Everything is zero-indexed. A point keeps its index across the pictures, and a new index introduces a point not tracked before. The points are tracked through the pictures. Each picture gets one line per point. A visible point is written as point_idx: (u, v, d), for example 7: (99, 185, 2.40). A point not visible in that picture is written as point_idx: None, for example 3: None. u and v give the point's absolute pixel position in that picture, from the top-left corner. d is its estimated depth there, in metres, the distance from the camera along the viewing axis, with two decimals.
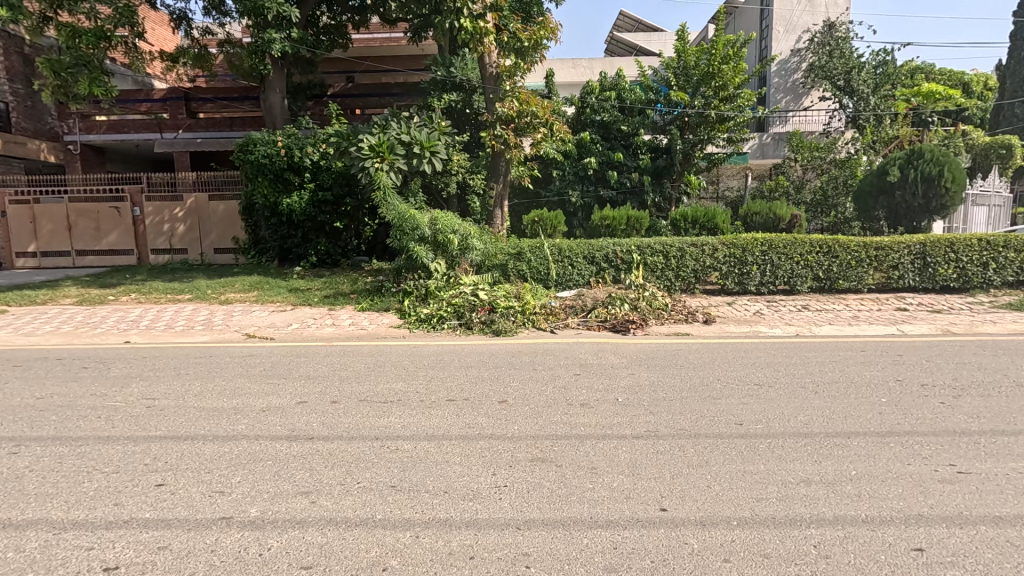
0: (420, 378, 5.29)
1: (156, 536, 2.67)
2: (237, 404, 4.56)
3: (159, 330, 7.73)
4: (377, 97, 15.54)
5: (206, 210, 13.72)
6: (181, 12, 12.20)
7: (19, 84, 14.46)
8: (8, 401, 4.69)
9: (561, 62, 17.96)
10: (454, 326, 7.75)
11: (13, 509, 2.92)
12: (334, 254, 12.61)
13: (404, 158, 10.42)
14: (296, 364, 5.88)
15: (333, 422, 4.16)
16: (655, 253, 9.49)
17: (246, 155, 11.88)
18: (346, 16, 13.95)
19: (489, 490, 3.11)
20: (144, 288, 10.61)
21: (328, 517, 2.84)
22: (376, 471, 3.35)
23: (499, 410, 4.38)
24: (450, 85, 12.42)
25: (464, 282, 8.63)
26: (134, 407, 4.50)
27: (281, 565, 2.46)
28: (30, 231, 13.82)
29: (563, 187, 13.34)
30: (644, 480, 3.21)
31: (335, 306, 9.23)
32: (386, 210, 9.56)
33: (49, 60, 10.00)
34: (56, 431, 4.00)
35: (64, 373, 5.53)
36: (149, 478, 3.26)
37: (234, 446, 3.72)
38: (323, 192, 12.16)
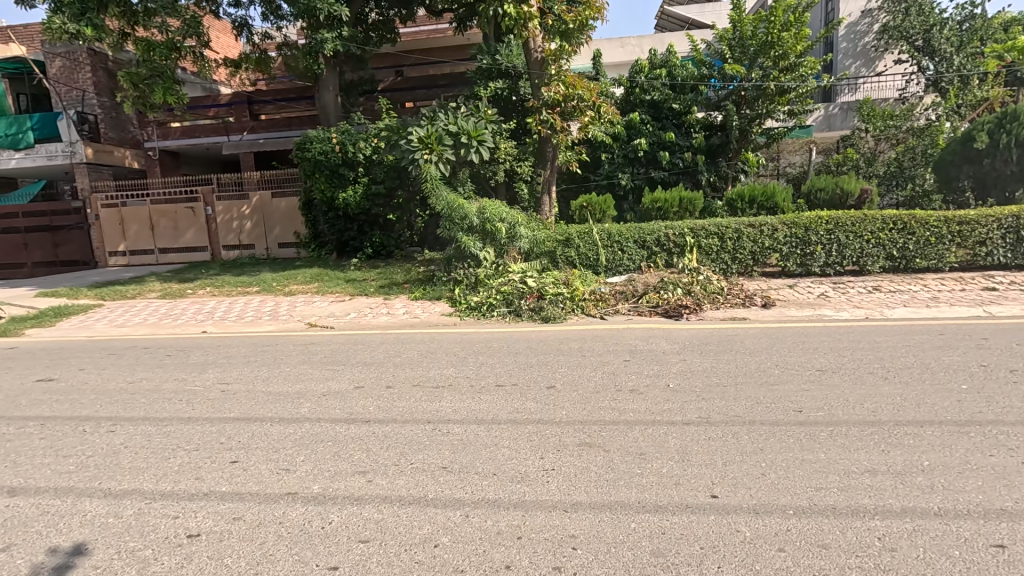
0: (470, 364, 5.41)
1: (231, 508, 2.92)
2: (300, 388, 4.86)
3: (231, 320, 8.32)
4: (425, 89, 15.79)
5: (269, 207, 14.52)
6: (242, 20, 12.84)
7: (105, 97, 15.84)
8: (106, 385, 5.22)
9: (609, 42, 17.48)
10: (504, 313, 7.82)
11: (112, 481, 3.27)
12: (388, 245, 13.01)
13: (452, 148, 10.59)
14: (353, 352, 6.16)
15: (388, 406, 4.35)
16: (710, 235, 9.14)
17: (304, 153, 12.44)
18: (394, 11, 14.19)
19: (537, 473, 3.16)
20: (217, 282, 11.40)
21: (384, 495, 2.99)
22: (428, 453, 3.48)
23: (547, 395, 4.42)
24: (495, 73, 12.40)
25: (513, 270, 8.68)
26: (211, 391, 4.90)
27: (341, 538, 2.62)
28: (119, 232, 15.16)
29: (613, 171, 13.06)
30: (695, 466, 3.16)
31: (390, 295, 9.57)
32: (435, 200, 9.77)
33: (129, 73, 10.86)
34: (145, 412, 4.42)
35: (151, 361, 6.08)
36: (225, 455, 3.55)
37: (298, 428, 3.96)
38: (376, 186, 12.54)
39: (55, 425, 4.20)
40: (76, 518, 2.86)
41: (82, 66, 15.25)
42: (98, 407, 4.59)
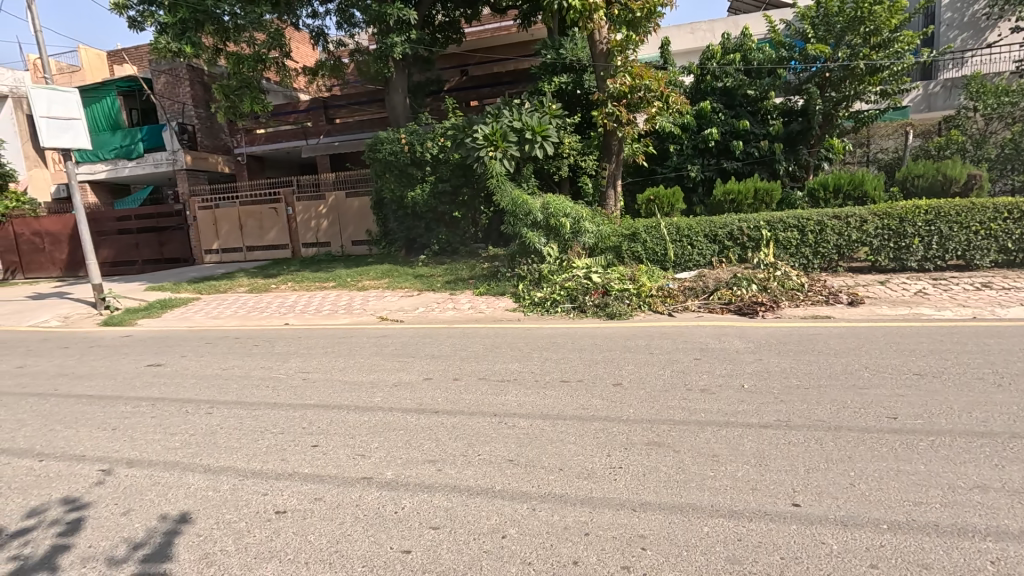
0: (535, 359, 5.43)
1: (312, 489, 3.11)
2: (373, 378, 5.11)
3: (310, 313, 8.87)
4: (490, 87, 16.00)
5: (344, 206, 15.31)
6: (319, 29, 13.55)
7: (201, 109, 17.37)
8: (203, 371, 5.74)
9: (677, 29, 16.84)
10: (567, 309, 7.78)
11: (210, 458, 3.58)
12: (453, 242, 13.31)
13: (517, 144, 10.66)
14: (422, 345, 6.36)
15: (455, 398, 4.47)
16: (789, 228, 8.57)
17: (375, 154, 12.98)
18: (460, 11, 14.44)
19: (604, 470, 3.12)
20: (297, 277, 12.17)
21: (453, 485, 3.08)
22: (494, 446, 3.53)
23: (614, 392, 4.35)
24: (560, 68, 12.33)
25: (578, 265, 8.59)
26: (294, 379, 5.26)
27: (413, 523, 2.72)
28: (213, 232, 16.57)
29: (681, 163, 12.57)
30: (773, 471, 2.99)
31: (456, 291, 9.80)
32: (500, 196, 9.89)
33: (222, 86, 11.82)
34: (237, 397, 4.82)
35: (241, 350, 6.61)
36: (307, 439, 3.80)
37: (372, 416, 4.16)
38: (442, 184, 12.85)
39: (163, 405, 4.68)
40: (181, 490, 3.17)
41: (182, 81, 16.82)
42: (199, 390, 5.06)
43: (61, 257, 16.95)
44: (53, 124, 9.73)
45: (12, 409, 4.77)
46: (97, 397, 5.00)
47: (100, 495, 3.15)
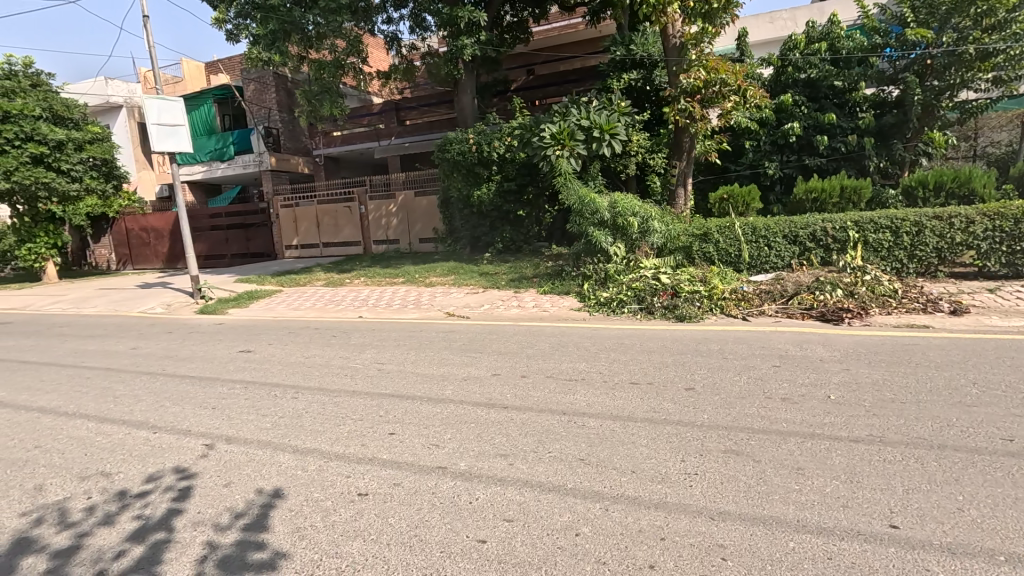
0: (602, 360, 5.37)
1: (390, 475, 3.26)
2: (443, 372, 5.28)
3: (382, 307, 9.27)
4: (556, 86, 16.06)
5: (412, 205, 15.85)
6: (393, 34, 14.08)
7: (285, 114, 18.60)
8: (288, 358, 6.17)
9: (755, 19, 16.04)
10: (634, 310, 7.64)
11: (297, 440, 3.84)
12: (517, 240, 13.47)
13: (584, 143, 10.58)
14: (489, 341, 6.49)
15: (524, 394, 4.52)
16: (880, 229, 7.92)
17: (444, 154, 13.31)
18: (529, 11, 14.53)
19: (678, 475, 3.05)
20: (369, 273, 12.75)
21: (525, 480, 3.12)
22: (564, 444, 3.54)
23: (686, 397, 4.22)
24: (629, 64, 12.07)
25: (645, 265, 8.42)
26: (369, 369, 5.54)
27: (487, 514, 2.79)
28: (293, 229, 17.66)
29: (757, 159, 11.96)
30: (866, 489, 2.79)
31: (520, 289, 9.88)
32: (567, 195, 9.86)
33: (305, 91, 12.56)
34: (319, 383, 5.14)
35: (321, 340, 7.03)
36: (384, 427, 3.98)
37: (444, 408, 4.31)
38: (508, 183, 13.00)
39: (254, 389, 5.07)
40: (274, 468, 3.43)
41: (269, 88, 18.14)
42: (285, 376, 5.44)
43: (163, 250, 18.75)
44: (161, 130, 10.75)
45: (130, 385, 5.36)
46: (198, 378, 5.50)
47: (205, 467, 3.47)
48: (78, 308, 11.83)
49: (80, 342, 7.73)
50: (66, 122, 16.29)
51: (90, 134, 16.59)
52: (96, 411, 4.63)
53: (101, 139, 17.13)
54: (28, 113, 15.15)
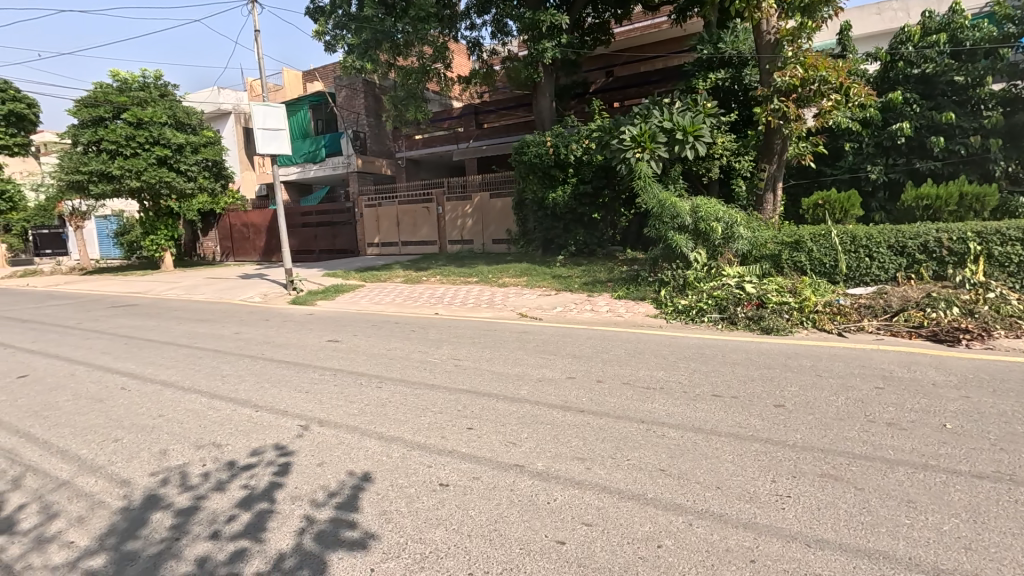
0: (681, 369, 5.19)
1: (470, 468, 3.35)
2: (518, 371, 5.34)
3: (457, 305, 9.54)
4: (636, 87, 15.91)
5: (488, 206, 16.17)
6: (475, 40, 14.44)
7: (372, 118, 19.70)
8: (372, 349, 6.52)
9: (860, 11, 14.87)
10: (715, 320, 7.31)
11: (382, 427, 4.05)
12: (591, 243, 13.37)
13: (666, 145, 10.27)
14: (563, 343, 6.48)
15: (600, 399, 4.47)
16: (1009, 241, 7.03)
17: (520, 156, 13.31)
18: (611, 13, 14.40)
19: (769, 496, 2.88)
20: (445, 272, 13.14)
21: (603, 485, 3.08)
22: (644, 452, 3.46)
23: (775, 414, 3.98)
24: (717, 63, 11.57)
25: (728, 274, 8.05)
26: (447, 364, 5.72)
27: (566, 516, 2.78)
28: (374, 227, 18.57)
29: (858, 163, 11.03)
30: (993, 531, 2.50)
31: (594, 293, 9.77)
32: (646, 198, 9.62)
33: (392, 97, 13.16)
34: (401, 375, 5.38)
35: (401, 334, 7.35)
36: (462, 422, 4.09)
37: (520, 407, 4.36)
38: (584, 186, 12.91)
39: (342, 376, 5.41)
40: (361, 452, 3.63)
41: (359, 94, 19.29)
42: (369, 366, 5.75)
43: (260, 244, 20.42)
44: (265, 134, 11.73)
45: (235, 366, 5.90)
46: (292, 364, 5.95)
47: (301, 446, 3.74)
48: (190, 294, 13.17)
49: (193, 325, 8.59)
50: (186, 127, 18.16)
51: (204, 139, 18.40)
52: (207, 387, 5.13)
53: (213, 143, 18.98)
54: (156, 120, 17.02)
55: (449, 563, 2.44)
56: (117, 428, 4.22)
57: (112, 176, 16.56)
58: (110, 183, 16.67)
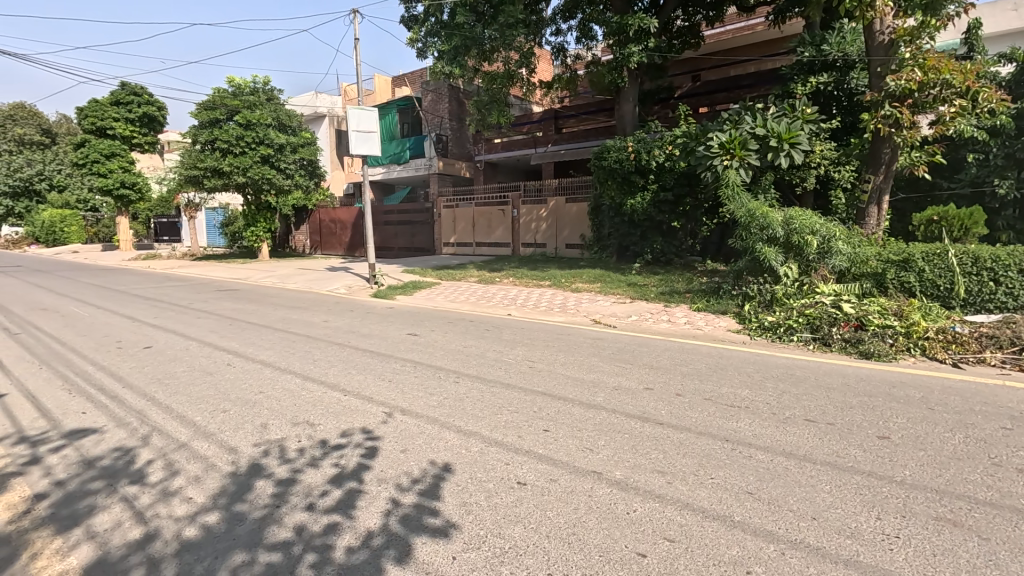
0: (769, 390, 4.89)
1: (547, 470, 3.36)
2: (594, 378, 5.27)
3: (530, 307, 9.61)
4: (726, 92, 15.44)
5: (563, 211, 16.17)
6: (560, 45, 14.50)
7: (454, 122, 20.37)
8: (449, 345, 6.71)
9: (991, 7, 13.38)
10: (806, 339, 6.84)
11: (461, 421, 4.16)
12: (668, 252, 13.04)
13: (757, 153, 9.74)
14: (639, 353, 6.33)
15: (681, 413, 4.32)
16: None
17: (600, 162, 13.08)
18: (702, 15, 13.94)
19: (874, 534, 2.65)
20: (518, 274, 13.27)
21: (685, 501, 2.98)
22: (729, 472, 3.30)
23: (878, 446, 3.65)
24: (819, 66, 10.83)
25: (823, 291, 7.51)
26: (522, 365, 5.77)
27: (647, 529, 2.71)
28: (451, 228, 19.11)
29: (983, 176, 9.90)
30: None
31: (671, 303, 9.47)
32: (733, 207, 9.17)
33: (476, 102, 13.53)
34: (477, 372, 5.50)
35: (476, 332, 7.51)
36: (539, 423, 4.11)
37: (596, 414, 4.30)
38: (665, 193, 12.55)
39: (421, 368, 5.62)
40: (441, 443, 3.75)
41: (444, 98, 20.03)
42: (447, 361, 5.91)
43: (345, 240, 21.70)
44: (358, 136, 12.45)
45: (324, 352, 6.30)
46: (375, 353, 6.25)
47: (386, 432, 3.92)
48: (282, 283, 14.22)
49: (286, 312, 9.28)
50: (287, 129, 19.70)
51: (302, 139, 19.85)
52: (301, 370, 5.53)
53: (309, 144, 20.46)
54: (263, 122, 18.59)
55: (528, 561, 2.47)
56: (224, 400, 4.65)
57: (223, 172, 18.30)
58: (220, 178, 18.45)
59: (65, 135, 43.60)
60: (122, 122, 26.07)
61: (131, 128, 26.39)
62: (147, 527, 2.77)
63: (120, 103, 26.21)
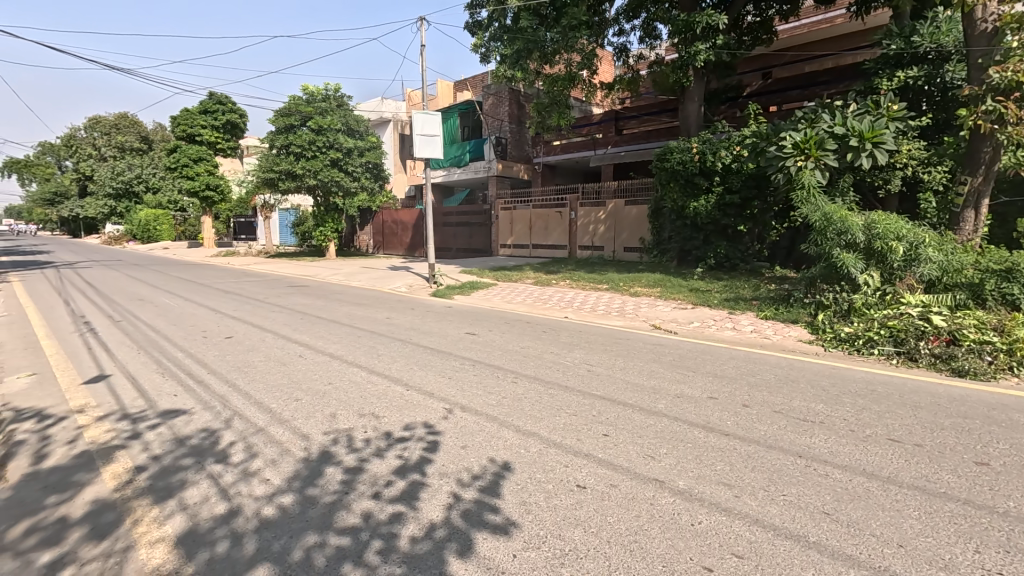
0: (846, 405, 4.58)
1: (607, 474, 3.31)
2: (654, 385, 5.13)
3: (587, 311, 9.53)
4: (800, 89, 14.63)
5: (622, 213, 15.89)
6: (623, 45, 14.27)
7: (514, 124, 20.55)
8: (506, 345, 6.76)
9: None
10: (888, 353, 6.35)
11: (519, 421, 4.18)
12: (733, 257, 12.45)
13: (836, 153, 9.15)
14: (702, 360, 6.11)
15: (749, 426, 4.12)
16: None
17: (662, 163, 12.74)
18: (776, 9, 13.25)
19: (972, 568, 2.41)
20: (575, 276, 13.18)
21: (754, 517, 2.84)
22: (803, 491, 3.12)
23: (975, 473, 3.32)
24: (908, 59, 10.05)
25: (908, 301, 6.95)
26: (580, 368, 5.72)
27: (713, 543, 2.62)
28: (508, 229, 19.24)
29: None
30: None
31: (736, 310, 9.07)
32: (807, 211, 8.66)
33: (537, 104, 13.59)
34: (535, 373, 5.51)
35: (533, 333, 7.52)
36: (598, 428, 4.05)
37: (658, 421, 4.19)
38: (731, 195, 12.07)
39: (480, 367, 5.70)
40: (501, 441, 3.79)
41: (504, 101, 20.24)
42: (505, 361, 5.96)
43: (406, 240, 22.39)
44: (422, 139, 12.82)
45: (388, 347, 6.53)
46: (436, 351, 6.41)
47: (447, 428, 4.02)
48: (348, 280, 14.88)
49: (351, 308, 9.69)
50: (355, 133, 20.60)
51: (369, 143, 20.69)
52: (366, 364, 5.76)
53: (375, 148, 21.29)
54: (333, 127, 19.55)
55: (588, 564, 2.44)
56: (297, 389, 4.93)
57: (296, 174, 19.42)
58: (294, 181, 19.57)
59: (160, 142, 47.79)
60: (209, 129, 28.26)
61: (217, 134, 28.54)
62: (230, 503, 2.98)
63: (208, 111, 28.43)
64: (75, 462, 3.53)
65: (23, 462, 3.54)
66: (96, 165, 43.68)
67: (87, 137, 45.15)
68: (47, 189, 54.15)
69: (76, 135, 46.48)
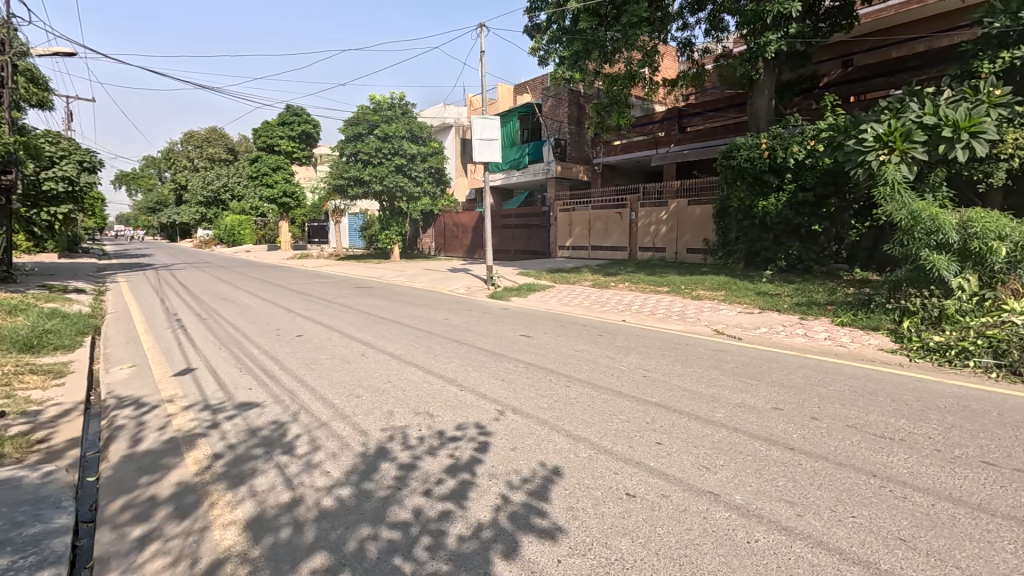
0: (931, 422, 4.18)
1: (659, 484, 3.23)
2: (714, 393, 4.92)
3: (646, 314, 9.31)
4: (886, 77, 13.53)
5: (684, 213, 15.38)
6: (687, 40, 13.77)
7: (573, 125, 20.43)
8: (560, 349, 6.73)
9: None
10: (986, 365, 5.73)
11: (571, 425, 4.16)
12: (806, 259, 11.74)
13: (926, 145, 8.35)
14: (768, 369, 5.79)
15: (817, 440, 3.86)
16: None
17: (728, 159, 12.00)
18: None
19: None
20: (634, 279, 12.91)
21: (817, 539, 2.66)
22: (877, 514, 2.88)
23: None
24: (1015, 37, 8.98)
25: (1014, 308, 6.19)
26: (635, 373, 5.60)
27: (769, 562, 2.48)
28: (566, 231, 19.14)
29: None
30: None
31: (808, 316, 8.51)
32: (891, 208, 7.98)
33: (597, 104, 13.46)
34: (589, 377, 5.45)
35: (589, 337, 7.43)
36: (651, 435, 3.95)
37: (715, 431, 4.03)
38: (804, 193, 11.36)
39: (533, 370, 5.72)
40: (550, 445, 3.79)
41: (563, 102, 20.14)
42: (559, 364, 5.94)
43: (466, 243, 22.87)
44: (481, 143, 13.03)
45: (444, 348, 6.70)
46: (491, 352, 6.50)
47: (498, 429, 4.07)
48: (410, 282, 15.42)
49: (412, 309, 10.03)
50: (419, 139, 21.28)
51: (431, 149, 21.29)
52: (423, 363, 5.94)
53: (437, 153, 21.88)
54: (398, 134, 20.31)
55: None
56: (358, 386, 5.17)
57: (364, 181, 20.39)
58: (361, 187, 20.55)
59: (245, 153, 51.70)
60: (286, 139, 30.23)
61: (293, 144, 30.45)
62: (295, 493, 3.19)
63: (286, 123, 30.44)
64: (164, 447, 3.90)
65: (122, 445, 3.96)
66: (190, 175, 47.90)
67: (183, 151, 49.60)
68: (150, 199, 60.06)
69: (174, 149, 51.24)
